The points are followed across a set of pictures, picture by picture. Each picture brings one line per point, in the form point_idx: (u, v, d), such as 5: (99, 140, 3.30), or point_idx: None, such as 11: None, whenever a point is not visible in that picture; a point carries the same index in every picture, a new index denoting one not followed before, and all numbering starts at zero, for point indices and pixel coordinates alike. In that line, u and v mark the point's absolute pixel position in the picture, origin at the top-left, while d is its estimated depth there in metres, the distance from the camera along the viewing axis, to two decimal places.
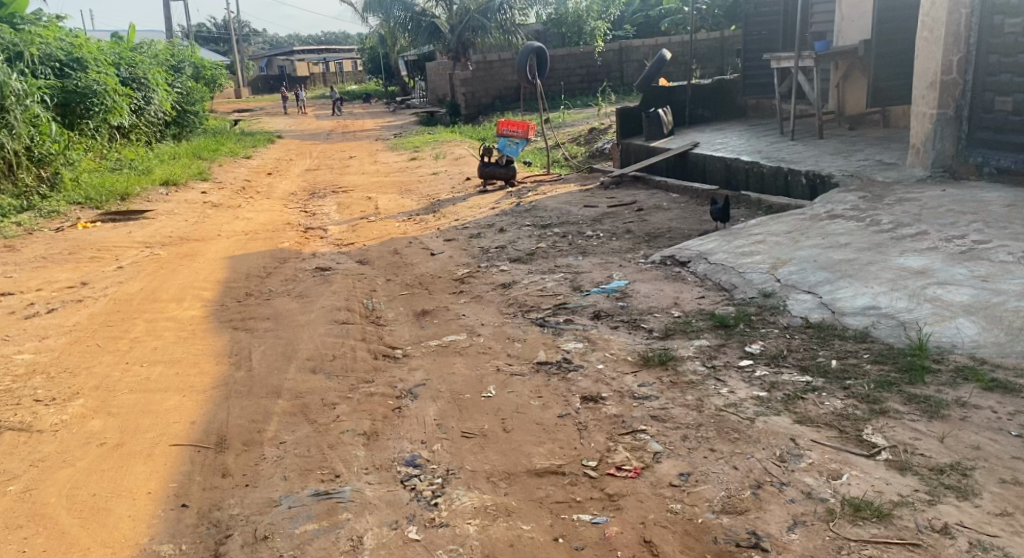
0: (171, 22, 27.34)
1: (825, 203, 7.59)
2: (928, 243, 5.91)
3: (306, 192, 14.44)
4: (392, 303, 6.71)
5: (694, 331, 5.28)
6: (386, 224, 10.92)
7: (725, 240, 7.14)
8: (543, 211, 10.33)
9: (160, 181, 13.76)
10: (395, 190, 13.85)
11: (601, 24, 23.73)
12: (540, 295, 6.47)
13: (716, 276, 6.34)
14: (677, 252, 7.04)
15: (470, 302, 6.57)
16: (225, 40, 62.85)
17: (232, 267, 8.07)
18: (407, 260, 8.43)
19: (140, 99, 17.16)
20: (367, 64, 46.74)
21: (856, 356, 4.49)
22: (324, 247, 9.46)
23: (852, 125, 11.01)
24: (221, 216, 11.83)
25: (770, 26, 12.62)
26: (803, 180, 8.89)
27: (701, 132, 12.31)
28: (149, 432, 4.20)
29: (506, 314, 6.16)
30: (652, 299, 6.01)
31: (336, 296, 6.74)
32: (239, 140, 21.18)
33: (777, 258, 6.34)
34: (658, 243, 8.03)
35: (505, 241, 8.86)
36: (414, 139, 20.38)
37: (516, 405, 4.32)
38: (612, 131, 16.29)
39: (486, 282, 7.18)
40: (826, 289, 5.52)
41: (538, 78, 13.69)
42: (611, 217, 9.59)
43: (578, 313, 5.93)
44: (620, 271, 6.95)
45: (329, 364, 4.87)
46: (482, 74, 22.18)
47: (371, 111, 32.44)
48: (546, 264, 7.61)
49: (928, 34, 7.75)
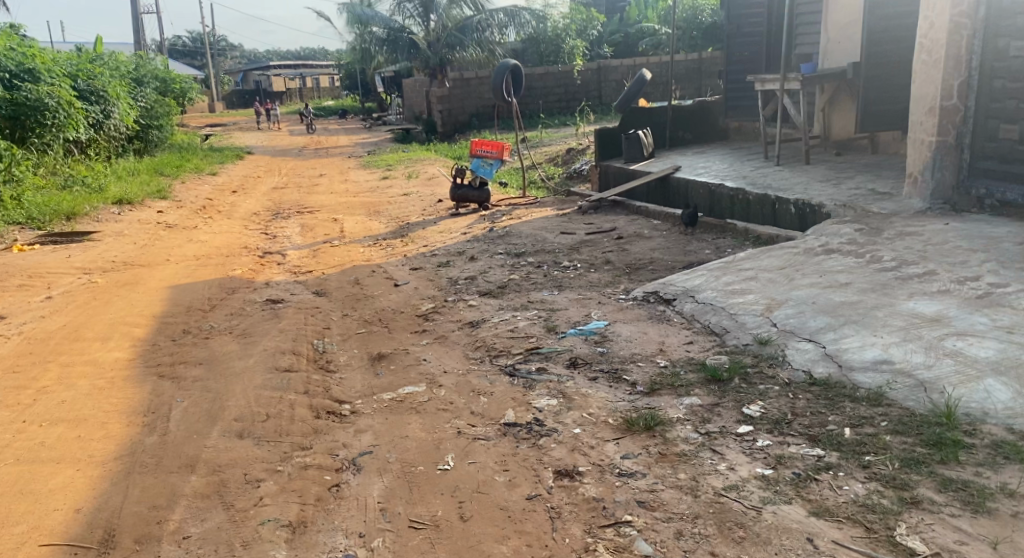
0: (140, 34, 26.52)
1: (819, 235, 7.01)
2: (939, 286, 5.33)
3: (270, 212, 13.75)
4: (346, 344, 6.04)
5: (683, 385, 4.65)
6: (350, 248, 10.25)
7: (713, 275, 6.53)
8: (517, 237, 9.71)
9: (114, 201, 12.99)
10: (363, 211, 13.21)
11: (579, 44, 23.40)
12: (510, 337, 5.82)
13: (705, 319, 5.73)
14: (661, 288, 6.45)
15: (433, 344, 5.93)
16: (202, 53, 62.04)
17: (172, 299, 7.36)
18: (368, 292, 7.78)
19: (99, 112, 16.31)
20: (344, 80, 46.14)
21: (872, 423, 3.86)
22: (279, 275, 8.78)
23: (840, 150, 10.49)
24: (175, 238, 11.13)
25: (753, 47, 12.17)
26: (791, 209, 8.35)
27: (682, 155, 11.76)
28: (19, 526, 3.52)
29: (471, 360, 5.50)
30: (634, 344, 5.39)
31: (283, 335, 6.06)
32: (206, 156, 20.43)
33: (771, 297, 5.74)
34: (639, 276, 7.42)
35: (475, 271, 8.22)
36: (387, 156, 19.75)
37: (477, 482, 3.69)
38: (590, 151, 15.72)
39: (452, 319, 6.53)
40: (830, 338, 4.92)
41: (514, 96, 13.08)
42: (590, 244, 8.99)
43: (552, 360, 5.28)
44: (599, 309, 6.32)
45: (260, 425, 4.20)
46: (459, 91, 21.67)
47: (347, 127, 31.81)
48: (519, 298, 6.98)
49: (927, 57, 7.18)
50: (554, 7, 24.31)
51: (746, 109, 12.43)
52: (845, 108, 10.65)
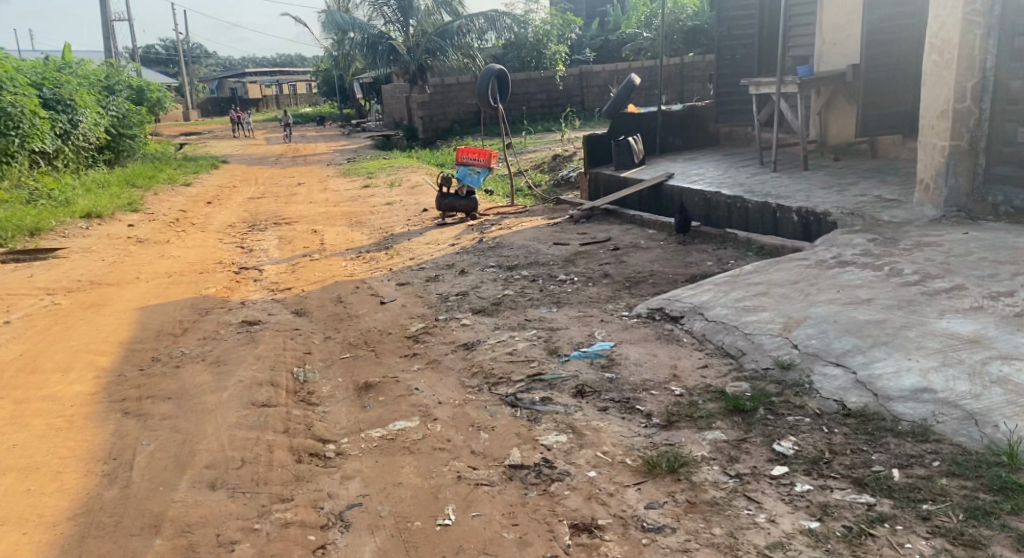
0: (111, 42, 25.90)
1: (831, 246, 6.61)
2: (971, 302, 4.94)
3: (247, 223, 13.27)
4: (330, 372, 5.66)
5: (704, 416, 4.25)
6: (331, 262, 9.80)
7: (722, 289, 6.12)
8: (507, 248, 9.29)
9: (82, 214, 12.49)
10: (344, 221, 12.75)
11: (561, 48, 23.06)
12: (509, 361, 5.40)
13: (718, 339, 5.32)
14: (667, 304, 6.06)
15: (426, 371, 5.51)
16: (175, 61, 61.23)
17: (141, 322, 7.03)
18: (352, 311, 7.35)
19: (66, 122, 15.75)
20: (321, 86, 45.51)
21: (924, 463, 3.51)
22: (255, 293, 8.36)
23: (838, 154, 10.10)
24: (145, 255, 10.68)
25: (745, 49, 11.80)
26: (794, 217, 7.98)
27: (675, 161, 11.39)
28: None
29: (468, 389, 5.08)
30: (644, 369, 4.98)
31: (260, 363, 5.71)
32: (181, 166, 19.89)
33: (789, 315, 5.33)
34: (640, 291, 7.03)
35: (466, 286, 7.78)
36: (368, 164, 19.30)
37: (483, 540, 3.39)
38: (577, 157, 15.33)
39: (444, 341, 6.09)
40: (859, 361, 4.50)
41: (500, 102, 12.70)
42: (585, 256, 8.57)
43: (556, 389, 4.86)
44: (602, 328, 5.91)
45: (234, 473, 3.86)
46: (440, 97, 21.29)
47: (325, 134, 31.30)
48: (515, 316, 6.55)
49: (938, 58, 6.80)
50: (535, 11, 23.93)
51: (740, 114, 12.05)
52: (842, 112, 10.24)
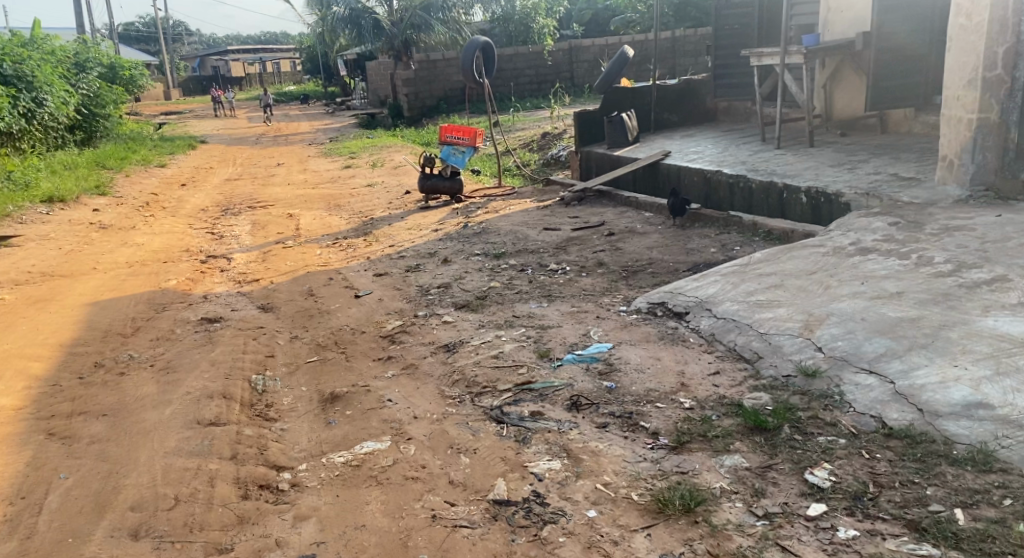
0: (83, 18, 25.01)
1: (848, 231, 6.00)
2: (1018, 297, 4.33)
3: (220, 207, 12.60)
4: (293, 380, 5.11)
5: (719, 436, 3.66)
6: (305, 249, 9.18)
7: (731, 281, 5.53)
8: (494, 234, 8.69)
9: (43, 198, 11.96)
10: (322, 204, 12.11)
11: (550, 22, 22.29)
12: (495, 368, 4.84)
13: (728, 340, 4.73)
14: (669, 299, 5.49)
15: (401, 379, 4.93)
16: (156, 38, 60.01)
17: (89, 322, 6.51)
18: (323, 305, 6.73)
19: (30, 101, 14.92)
20: (304, 63, 44.61)
21: (994, 503, 3.04)
22: (221, 285, 7.76)
23: (844, 129, 9.45)
24: (107, 243, 10.09)
25: (744, 20, 11.13)
26: (802, 199, 7.38)
27: (671, 139, 10.76)
28: None
29: (449, 401, 4.53)
30: (647, 376, 4.42)
31: (214, 370, 5.17)
32: (157, 146, 19.15)
33: (807, 310, 4.72)
34: (638, 283, 6.44)
35: (449, 276, 7.17)
36: (351, 143, 18.63)
37: None
38: (567, 135, 14.68)
39: (423, 342, 5.50)
40: (896, 369, 3.87)
41: (486, 77, 12.03)
42: (578, 243, 7.98)
43: (548, 401, 4.30)
44: (597, 327, 5.34)
45: (163, 516, 3.48)
46: (425, 74, 20.51)
47: (309, 113, 30.53)
48: (501, 313, 5.95)
49: (966, 21, 6.10)
50: None
51: (739, 88, 11.39)
52: (849, 83, 9.57)
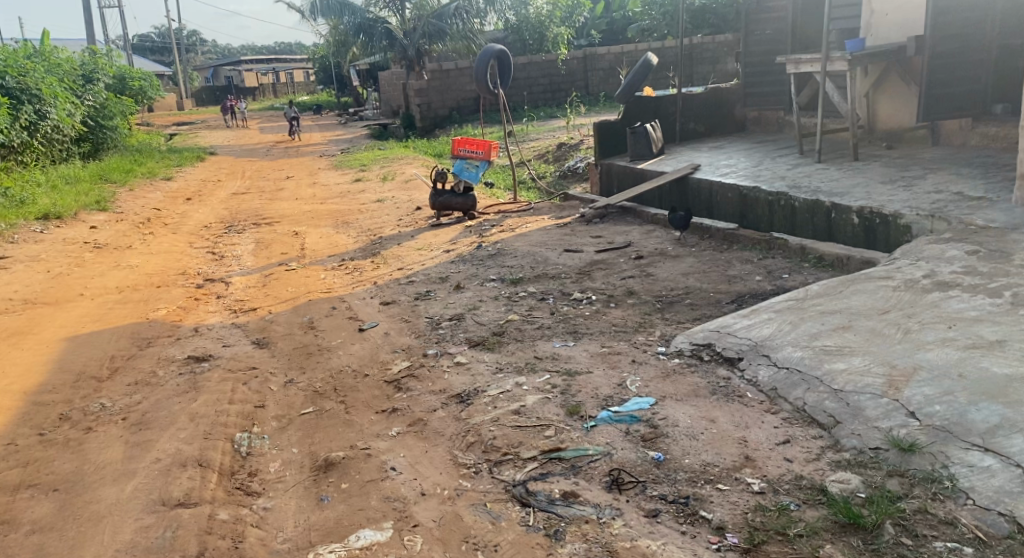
0: (92, 28, 24.47)
1: (918, 260, 5.20)
2: None
3: (224, 224, 11.95)
4: (285, 439, 4.42)
5: (803, 536, 3.06)
6: (309, 272, 8.49)
7: (788, 320, 4.74)
8: (511, 255, 7.99)
9: (39, 215, 11.34)
10: (329, 221, 11.43)
11: (564, 30, 21.59)
12: (517, 428, 4.10)
13: (794, 396, 3.98)
14: (717, 340, 4.73)
15: (408, 441, 4.21)
16: (169, 49, 59.84)
17: (63, 363, 5.84)
18: (323, 340, 6.02)
19: (33, 113, 14.32)
20: (317, 73, 44.16)
21: None
22: (213, 315, 7.07)
23: (890, 142, 8.55)
24: (100, 264, 9.44)
25: (776, 24, 10.38)
26: (854, 219, 6.61)
27: (698, 151, 10.03)
28: None
29: (463, 472, 3.82)
30: (701, 445, 3.68)
31: (190, 428, 4.50)
32: (163, 158, 18.55)
33: (889, 361, 3.92)
34: (676, 318, 5.71)
35: (462, 305, 6.45)
36: (361, 154, 17.97)
37: None
38: (585, 146, 13.98)
39: (433, 391, 4.77)
40: (1020, 447, 3.16)
41: (501, 87, 11.33)
42: (603, 267, 7.25)
43: (583, 477, 3.60)
44: (635, 376, 4.58)
45: None
46: (438, 84, 19.86)
47: (321, 123, 29.95)
48: (522, 352, 5.23)
49: None
50: None
51: (771, 96, 10.61)
52: (896, 91, 8.74)
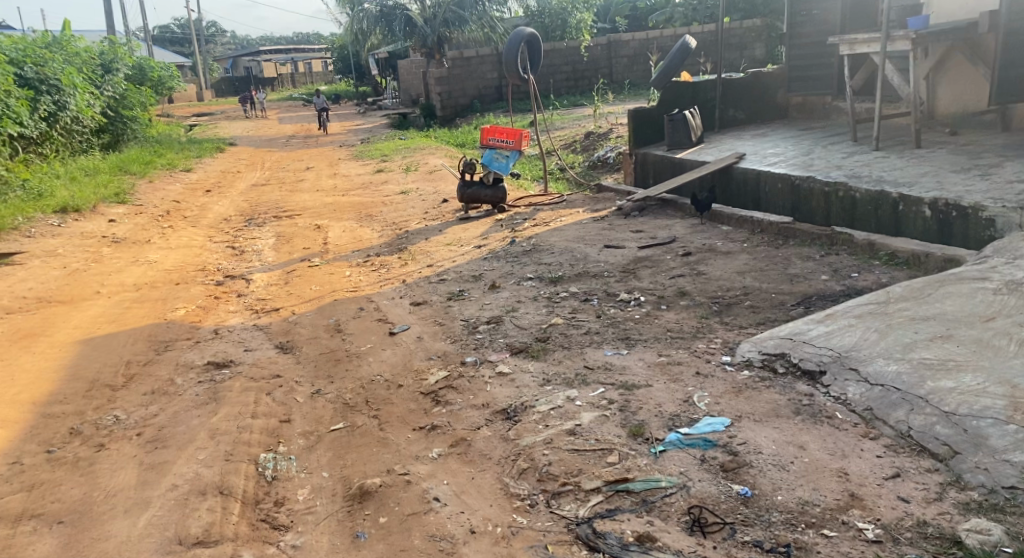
0: (112, 19, 24.12)
1: (1015, 258, 4.66)
2: None
3: (244, 217, 11.51)
4: (314, 460, 3.99)
5: None
6: (333, 269, 8.02)
7: (875, 327, 4.12)
8: (548, 252, 7.49)
9: (56, 208, 10.95)
10: (352, 214, 10.96)
11: (587, 16, 21.05)
12: (574, 452, 3.63)
13: (896, 419, 3.51)
14: (792, 348, 4.16)
15: (450, 465, 3.75)
16: (187, 40, 59.62)
17: (74, 370, 5.40)
18: (350, 345, 5.55)
19: (52, 103, 13.93)
20: (336, 63, 43.77)
21: None
22: (234, 315, 6.62)
23: (955, 127, 7.95)
24: (117, 260, 9.02)
25: (824, 3, 9.76)
26: (926, 212, 6.07)
27: (741, 139, 9.47)
28: None
29: (516, 505, 3.40)
30: (793, 481, 3.25)
31: (210, 447, 4.06)
32: (183, 149, 18.17)
33: (1009, 381, 3.44)
34: (737, 321, 5.20)
35: (500, 307, 5.96)
36: (383, 144, 17.51)
37: None
38: (614, 134, 13.44)
39: (475, 405, 4.28)
40: None
41: (531, 73, 10.79)
42: (649, 265, 6.74)
43: (658, 514, 3.22)
44: (702, 391, 4.03)
45: None
46: (459, 71, 19.30)
47: (340, 114, 29.53)
48: (572, 362, 4.72)
49: None
50: None
51: (817, 80, 10.01)
52: (961, 72, 8.11)
